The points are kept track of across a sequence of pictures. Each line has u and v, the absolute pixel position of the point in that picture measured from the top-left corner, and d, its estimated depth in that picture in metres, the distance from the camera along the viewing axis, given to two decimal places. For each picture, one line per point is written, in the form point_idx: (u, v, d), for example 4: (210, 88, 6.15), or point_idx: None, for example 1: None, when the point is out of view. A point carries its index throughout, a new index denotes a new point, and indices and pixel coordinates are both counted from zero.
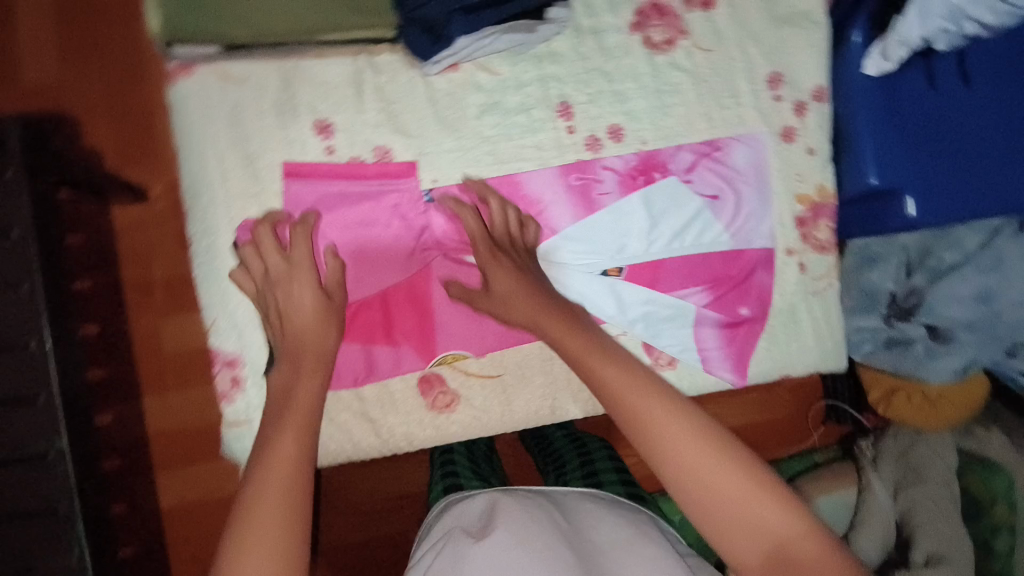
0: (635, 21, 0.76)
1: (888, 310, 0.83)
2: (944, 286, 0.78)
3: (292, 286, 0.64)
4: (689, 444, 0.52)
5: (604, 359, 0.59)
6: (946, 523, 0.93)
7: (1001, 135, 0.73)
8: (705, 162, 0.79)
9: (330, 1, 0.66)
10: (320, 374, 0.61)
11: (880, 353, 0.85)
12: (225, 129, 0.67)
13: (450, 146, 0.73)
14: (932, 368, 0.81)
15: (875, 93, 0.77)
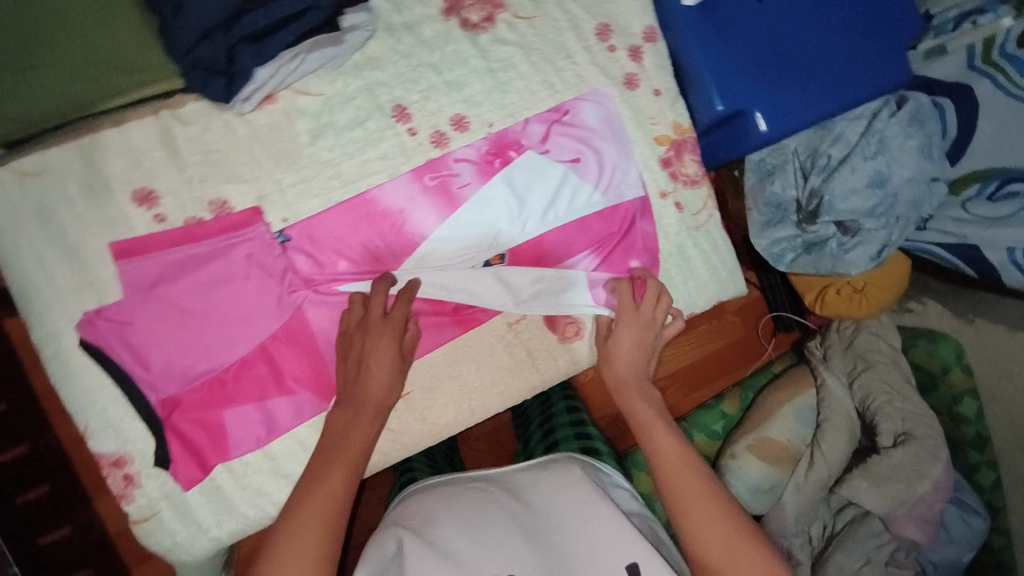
0: (447, 6, 0.74)
1: (798, 217, 1.08)
2: (835, 185, 1.03)
3: (372, 338, 0.67)
4: (689, 470, 0.67)
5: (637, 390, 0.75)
6: (903, 401, 1.15)
7: (828, 37, 0.84)
8: (557, 129, 0.78)
9: (94, 67, 0.61)
10: (376, 419, 0.67)
11: (803, 257, 1.10)
12: (39, 227, 0.63)
13: (289, 180, 0.69)
14: (846, 256, 1.06)
15: (698, 22, 0.80)
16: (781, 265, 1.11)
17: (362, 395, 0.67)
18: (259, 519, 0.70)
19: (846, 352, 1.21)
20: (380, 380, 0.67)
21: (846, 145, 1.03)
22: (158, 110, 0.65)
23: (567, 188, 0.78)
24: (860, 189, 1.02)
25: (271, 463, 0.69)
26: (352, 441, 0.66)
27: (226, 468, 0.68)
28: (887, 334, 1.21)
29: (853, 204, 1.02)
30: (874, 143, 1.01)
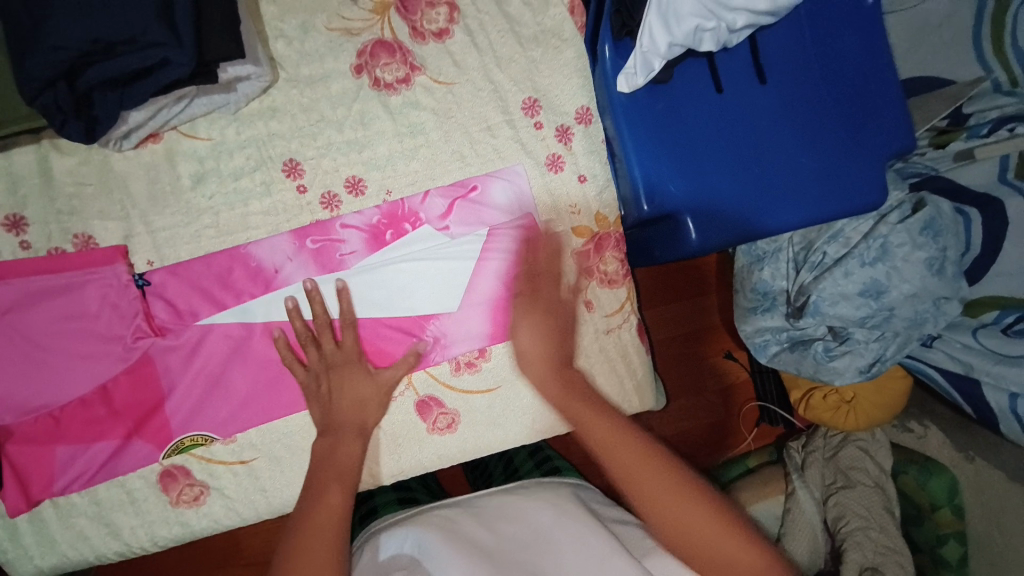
0: (358, 63, 0.70)
1: (786, 310, 0.93)
2: (827, 284, 0.87)
3: (343, 372, 0.67)
4: (644, 467, 0.52)
5: (563, 390, 0.61)
6: (877, 531, 0.91)
7: (790, 137, 0.75)
8: (461, 206, 0.72)
9: None
10: (360, 437, 0.65)
11: (785, 353, 0.95)
12: None
13: (162, 223, 0.67)
14: (829, 366, 0.91)
15: (634, 110, 0.72)
16: (761, 358, 0.97)
17: (338, 419, 0.65)
18: (80, 558, 0.68)
19: (828, 463, 1.00)
20: (351, 406, 0.66)
21: (842, 243, 0.88)
22: (40, 137, 0.65)
23: (462, 268, 0.72)
24: (850, 296, 0.87)
25: (97, 504, 0.67)
26: (341, 457, 0.62)
27: (53, 500, 0.66)
28: (876, 452, 0.99)
29: (841, 312, 0.87)
30: (875, 247, 0.85)
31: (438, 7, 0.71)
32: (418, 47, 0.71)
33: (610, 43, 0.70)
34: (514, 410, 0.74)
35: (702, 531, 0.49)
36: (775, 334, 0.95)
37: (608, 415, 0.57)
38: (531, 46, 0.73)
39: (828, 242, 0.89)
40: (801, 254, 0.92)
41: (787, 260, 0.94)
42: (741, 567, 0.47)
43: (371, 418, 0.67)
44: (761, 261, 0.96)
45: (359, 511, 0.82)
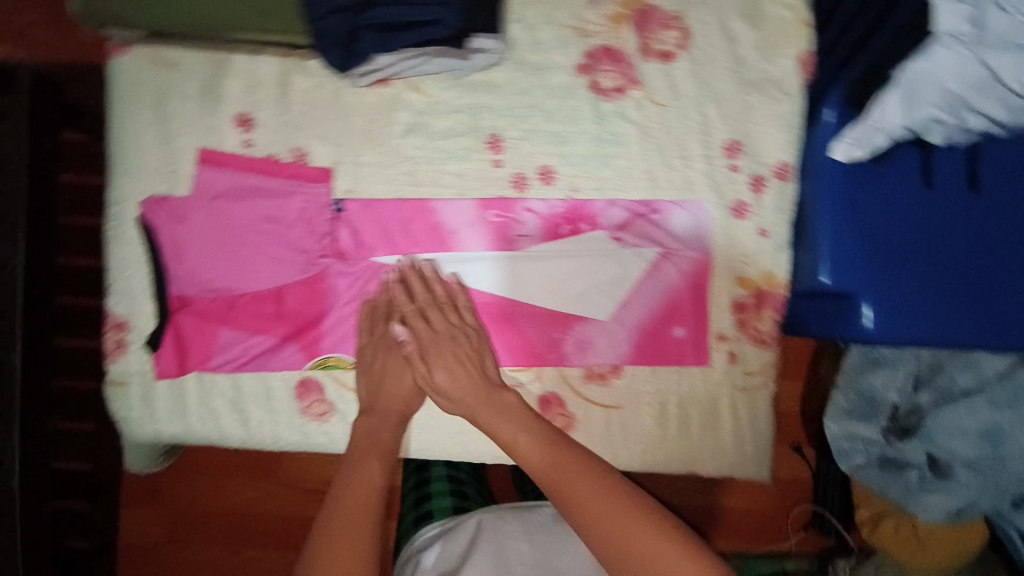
0: (584, 63, 0.72)
1: (888, 424, 0.85)
2: (945, 414, 0.82)
3: (440, 350, 0.68)
4: (599, 503, 0.56)
5: (495, 412, 0.65)
6: None
7: (988, 254, 0.70)
8: (639, 223, 0.73)
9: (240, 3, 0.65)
10: (401, 423, 0.69)
11: (871, 469, 0.86)
12: (149, 110, 0.69)
13: (368, 158, 0.72)
14: (920, 499, 0.84)
15: (841, 181, 0.71)
16: (843, 465, 0.87)
17: (381, 404, 0.69)
18: (204, 433, 0.72)
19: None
20: (397, 395, 0.69)
21: (976, 376, 0.81)
22: (289, 54, 0.69)
23: (624, 281, 0.74)
24: (968, 434, 0.81)
25: (234, 391, 0.72)
26: (382, 440, 0.66)
27: (198, 376, 0.71)
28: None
29: (954, 447, 0.81)
30: (1009, 392, 0.80)
31: (672, 30, 0.72)
32: (644, 63, 0.72)
33: (834, 110, 0.70)
34: (628, 434, 0.75)
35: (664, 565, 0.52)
36: (866, 446, 0.86)
37: (585, 459, 0.59)
38: (750, 91, 0.73)
39: (962, 369, 0.81)
40: (923, 371, 0.84)
41: (905, 373, 0.84)
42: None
43: (413, 407, 0.71)
44: (875, 364, 0.86)
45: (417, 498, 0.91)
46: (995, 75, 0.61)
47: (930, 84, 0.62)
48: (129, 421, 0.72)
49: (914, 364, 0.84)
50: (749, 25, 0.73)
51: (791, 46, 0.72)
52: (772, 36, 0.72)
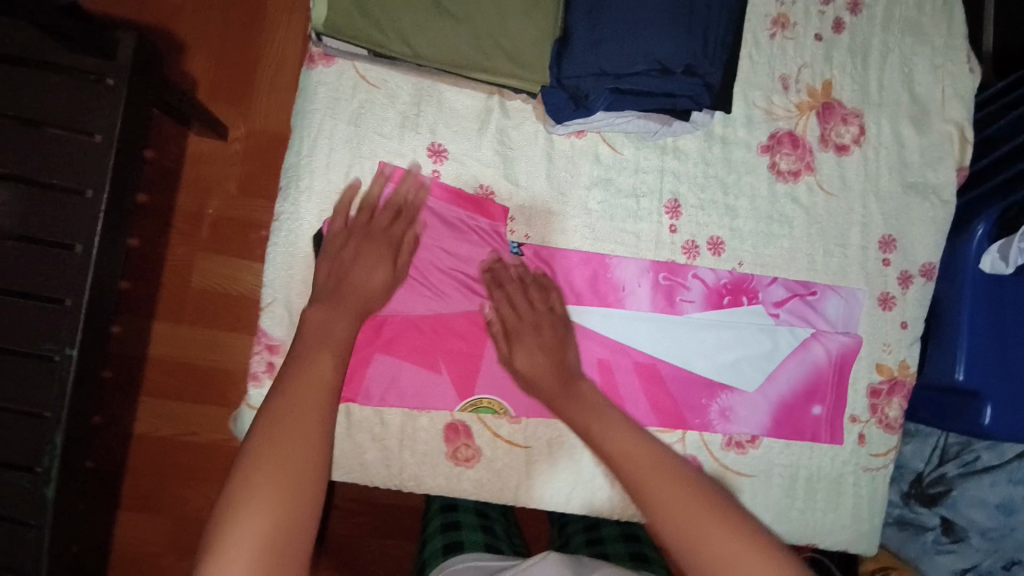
0: (767, 144, 0.75)
1: (910, 490, 0.87)
2: (971, 485, 0.82)
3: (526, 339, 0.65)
4: (606, 427, 0.58)
5: (574, 400, 0.62)
6: None
7: None
8: (797, 302, 0.76)
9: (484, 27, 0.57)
10: (358, 320, 0.59)
11: (890, 529, 0.90)
12: (344, 126, 0.66)
13: (552, 206, 0.71)
14: (933, 561, 0.85)
15: (980, 289, 0.77)
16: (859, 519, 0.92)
17: (345, 291, 0.59)
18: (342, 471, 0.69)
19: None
20: (361, 285, 0.60)
21: (1000, 453, 0.81)
22: (493, 93, 0.68)
23: (774, 357, 0.75)
24: (987, 504, 0.82)
25: (380, 428, 0.69)
26: (334, 350, 0.54)
27: (346, 411, 0.68)
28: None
29: (974, 516, 0.83)
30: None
31: (851, 124, 0.76)
32: (821, 151, 0.76)
33: (985, 226, 0.76)
34: (758, 505, 0.76)
35: (690, 521, 0.48)
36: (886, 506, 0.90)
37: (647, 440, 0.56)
38: (910, 192, 0.78)
39: (988, 446, 0.82)
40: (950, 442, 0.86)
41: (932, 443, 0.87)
42: (690, 533, 0.48)
43: (376, 306, 0.62)
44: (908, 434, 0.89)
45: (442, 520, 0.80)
46: None
47: None
48: None
49: (939, 439, 0.85)
50: (916, 131, 0.78)
51: (950, 158, 0.78)
52: (935, 146, 0.78)
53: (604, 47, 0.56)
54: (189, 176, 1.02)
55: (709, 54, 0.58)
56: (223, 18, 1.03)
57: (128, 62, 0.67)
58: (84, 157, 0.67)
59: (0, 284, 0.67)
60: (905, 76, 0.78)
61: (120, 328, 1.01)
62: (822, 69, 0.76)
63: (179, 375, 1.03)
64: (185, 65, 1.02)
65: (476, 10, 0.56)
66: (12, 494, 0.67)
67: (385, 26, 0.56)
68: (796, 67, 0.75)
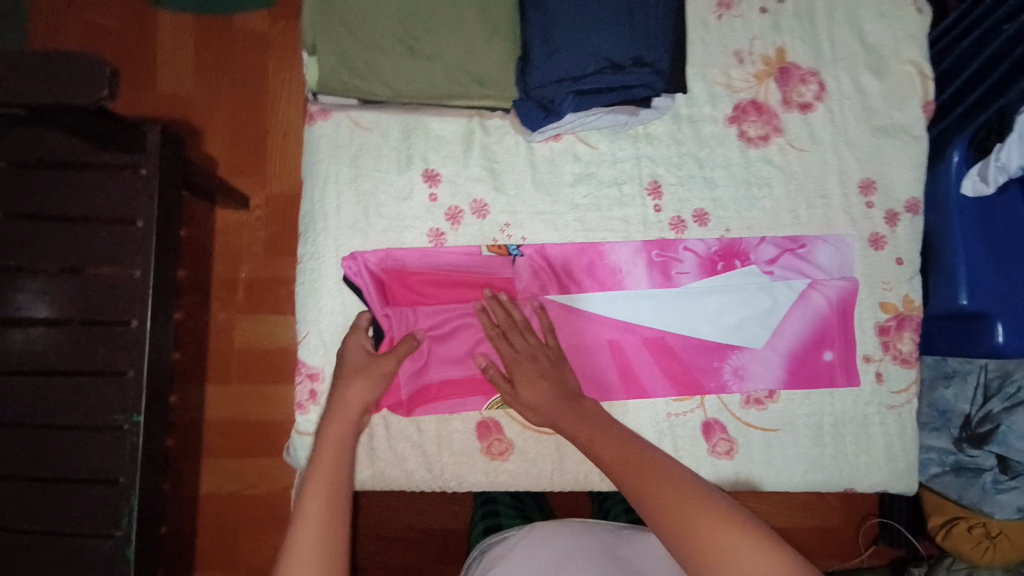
0: (732, 115, 0.80)
1: (961, 434, 0.87)
2: (1020, 418, 0.81)
3: (525, 371, 0.70)
4: (640, 471, 0.58)
5: (576, 419, 0.66)
6: None
7: None
8: (789, 257, 0.80)
9: (455, 61, 0.64)
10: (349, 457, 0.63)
11: (946, 477, 0.90)
12: (346, 169, 0.74)
13: (541, 207, 0.77)
14: (995, 500, 0.86)
15: (971, 213, 0.79)
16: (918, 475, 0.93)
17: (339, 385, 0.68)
18: (392, 477, 0.74)
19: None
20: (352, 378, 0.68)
21: None
22: (473, 116, 0.76)
23: (777, 312, 0.79)
24: None
25: (418, 434, 0.74)
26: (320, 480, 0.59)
27: (386, 423, 0.74)
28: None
29: None
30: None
31: (810, 84, 0.81)
32: (785, 113, 0.81)
33: (960, 152, 0.79)
34: (788, 455, 0.78)
35: (676, 508, 0.54)
36: (940, 455, 0.90)
37: (641, 447, 0.61)
38: (880, 135, 0.81)
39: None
40: (993, 379, 0.84)
41: (974, 384, 0.86)
42: (683, 520, 0.53)
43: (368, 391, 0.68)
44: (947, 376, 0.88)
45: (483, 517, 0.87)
46: None
47: None
48: None
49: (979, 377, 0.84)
50: (875, 77, 0.81)
51: (914, 97, 0.81)
52: (897, 88, 0.81)
53: (559, 56, 0.63)
54: (221, 248, 1.13)
55: (654, 44, 0.64)
56: (232, 98, 1.15)
57: (153, 156, 0.76)
58: (126, 244, 0.76)
59: (68, 366, 0.75)
60: (854, 29, 0.82)
61: (178, 395, 1.11)
62: (773, 38, 0.81)
63: (236, 428, 1.11)
64: (202, 148, 1.13)
65: (445, 44, 0.64)
66: (95, 556, 0.73)
67: (367, 74, 0.64)
68: (747, 41, 0.80)
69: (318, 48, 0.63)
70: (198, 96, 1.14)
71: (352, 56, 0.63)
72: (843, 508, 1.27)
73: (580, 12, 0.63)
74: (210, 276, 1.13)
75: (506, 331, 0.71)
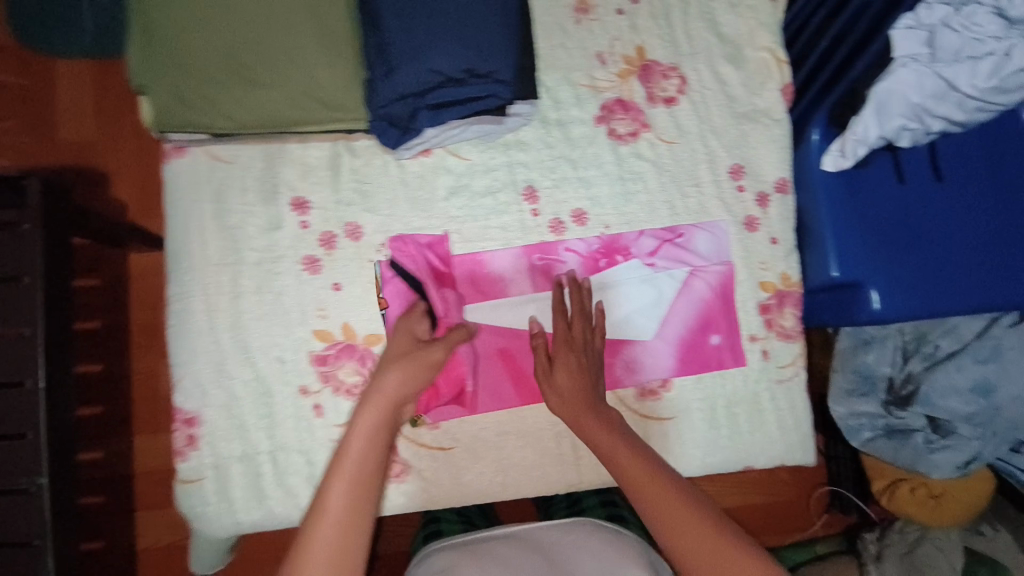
0: (600, 115, 0.81)
1: (888, 397, 1.01)
2: (940, 375, 0.97)
3: (565, 358, 0.73)
4: (638, 472, 0.66)
5: (599, 426, 0.70)
6: None
7: (982, 235, 0.85)
8: (668, 247, 0.81)
9: (296, 86, 0.63)
10: (352, 487, 0.60)
11: (880, 439, 1.02)
12: (209, 205, 0.73)
13: (416, 223, 0.77)
14: (930, 459, 0.99)
15: (836, 187, 0.82)
16: (855, 440, 1.02)
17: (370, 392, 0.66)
18: (283, 516, 0.75)
19: (902, 558, 1.10)
20: (409, 380, 0.67)
21: (956, 339, 0.96)
22: (337, 138, 0.75)
23: (662, 302, 0.81)
24: (961, 390, 0.96)
25: (309, 469, 0.76)
26: (329, 511, 0.59)
27: (272, 459, 0.75)
28: (950, 551, 1.08)
29: (951, 404, 0.96)
30: (988, 347, 0.95)
31: (672, 78, 0.83)
32: (651, 108, 0.82)
33: (819, 131, 0.82)
34: (685, 442, 0.80)
35: (664, 510, 0.63)
36: (871, 420, 1.02)
37: (646, 457, 0.68)
38: (743, 121, 0.84)
39: (942, 335, 0.97)
40: (910, 343, 1.00)
41: (893, 348, 0.99)
42: (673, 523, 0.63)
43: (405, 393, 0.66)
44: (867, 343, 1.01)
45: (424, 529, 0.92)
46: (950, 85, 0.74)
47: (896, 98, 0.75)
48: (201, 514, 0.75)
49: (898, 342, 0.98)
50: (734, 67, 0.84)
51: (771, 82, 0.84)
52: (754, 75, 0.84)
53: (396, 74, 0.63)
54: (137, 295, 1.09)
55: (489, 53, 0.64)
56: (137, 139, 1.10)
57: (36, 206, 0.72)
58: (10, 299, 0.71)
59: None
60: (709, 22, 0.84)
61: (102, 452, 1.07)
62: (631, 37, 0.83)
63: (161, 480, 1.07)
64: (112, 194, 1.08)
65: (282, 70, 0.63)
66: None
67: (204, 108, 0.62)
68: (607, 42, 0.82)
69: (147, 88, 0.62)
70: (99, 141, 1.08)
71: (185, 92, 0.62)
72: (794, 483, 1.29)
73: (412, 27, 0.63)
74: (128, 325, 1.10)
75: (581, 321, 0.74)
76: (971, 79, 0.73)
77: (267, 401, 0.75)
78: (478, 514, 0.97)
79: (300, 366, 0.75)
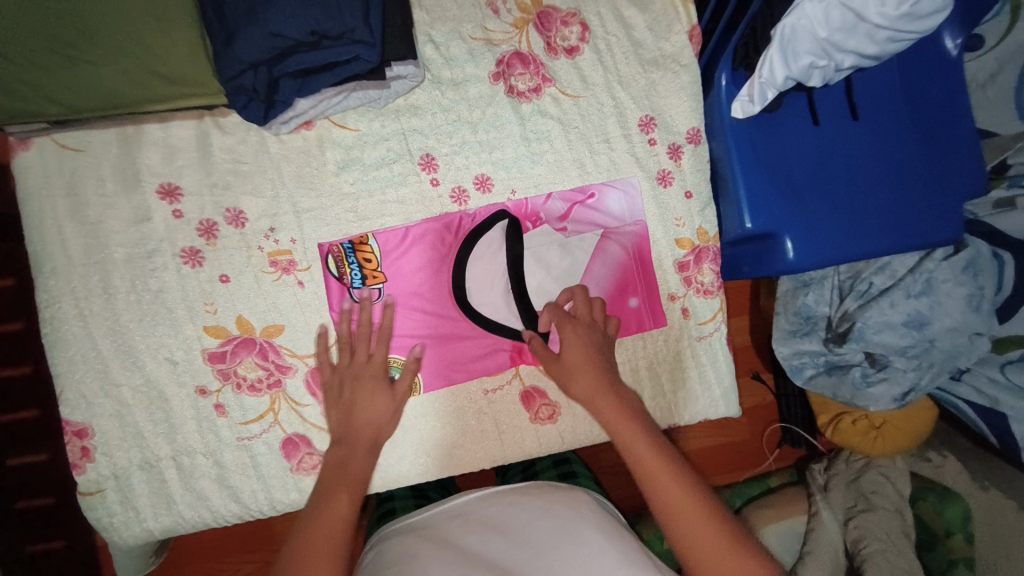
0: (497, 71, 0.75)
1: (827, 334, 1.02)
2: (872, 312, 0.96)
3: (571, 337, 0.72)
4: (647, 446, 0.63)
5: (607, 394, 0.68)
6: (898, 556, 1.03)
7: (904, 168, 0.83)
8: (579, 210, 0.78)
9: (129, 62, 0.59)
10: (355, 495, 0.63)
11: (821, 376, 1.04)
12: (63, 200, 0.66)
13: (305, 203, 0.71)
14: (866, 392, 1.00)
15: (744, 134, 0.80)
16: (798, 379, 1.05)
17: (354, 431, 0.68)
18: (196, 518, 0.71)
19: (849, 487, 1.13)
20: (372, 420, 0.69)
21: (890, 275, 0.96)
22: (204, 116, 0.69)
23: (577, 269, 0.77)
24: (894, 325, 0.96)
25: (218, 469, 0.71)
26: (329, 519, 0.59)
27: (176, 462, 0.70)
28: (897, 479, 1.13)
29: (884, 339, 0.96)
30: (921, 281, 0.94)
31: (572, 25, 0.77)
32: (552, 60, 0.77)
33: (727, 75, 0.79)
34: None
35: (659, 485, 0.60)
36: (813, 357, 1.04)
37: (651, 430, 0.65)
38: (651, 69, 0.79)
39: (876, 272, 0.97)
40: (846, 283, 1.01)
41: (831, 287, 1.02)
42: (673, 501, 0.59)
43: (385, 433, 0.70)
44: (806, 284, 1.03)
45: (377, 510, 0.87)
46: (859, 16, 0.67)
47: (802, 36, 0.69)
48: (110, 526, 0.70)
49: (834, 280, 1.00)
50: (637, 9, 0.79)
51: (677, 24, 0.79)
52: (660, 17, 0.79)
53: (236, 40, 0.58)
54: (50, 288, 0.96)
55: (336, 11, 0.58)
56: None
57: None
58: None
59: None
60: None
61: (49, 452, 0.96)
62: None
63: None
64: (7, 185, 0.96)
65: (108, 43, 0.58)
66: None
67: (26, 93, 0.58)
68: None
69: None
70: None
71: (3, 78, 0.57)
72: (748, 420, 1.28)
73: None
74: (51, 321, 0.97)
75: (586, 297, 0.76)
76: (880, 8, 0.67)
77: (163, 405, 0.69)
78: (432, 487, 0.92)
79: (194, 366, 0.69)
